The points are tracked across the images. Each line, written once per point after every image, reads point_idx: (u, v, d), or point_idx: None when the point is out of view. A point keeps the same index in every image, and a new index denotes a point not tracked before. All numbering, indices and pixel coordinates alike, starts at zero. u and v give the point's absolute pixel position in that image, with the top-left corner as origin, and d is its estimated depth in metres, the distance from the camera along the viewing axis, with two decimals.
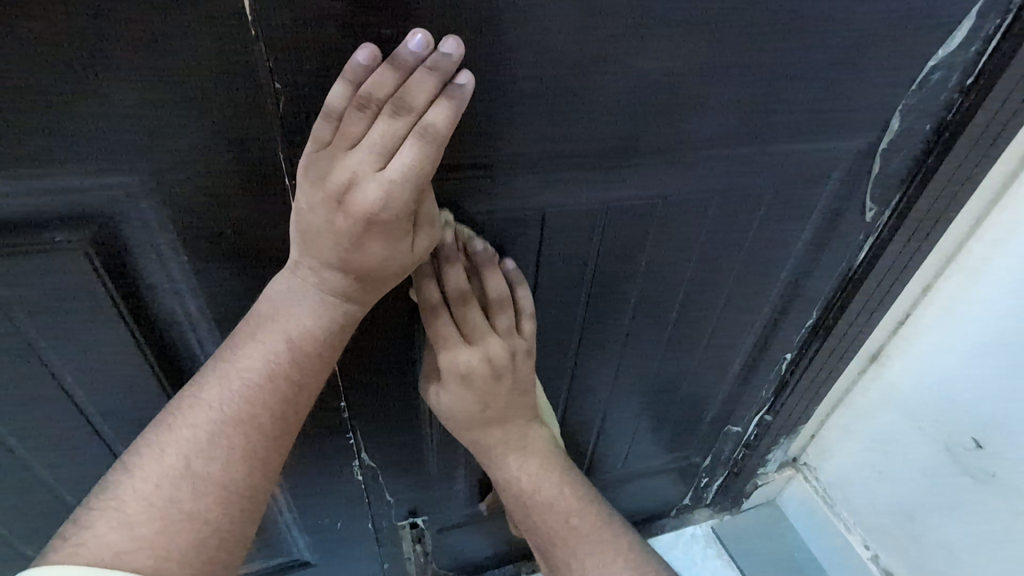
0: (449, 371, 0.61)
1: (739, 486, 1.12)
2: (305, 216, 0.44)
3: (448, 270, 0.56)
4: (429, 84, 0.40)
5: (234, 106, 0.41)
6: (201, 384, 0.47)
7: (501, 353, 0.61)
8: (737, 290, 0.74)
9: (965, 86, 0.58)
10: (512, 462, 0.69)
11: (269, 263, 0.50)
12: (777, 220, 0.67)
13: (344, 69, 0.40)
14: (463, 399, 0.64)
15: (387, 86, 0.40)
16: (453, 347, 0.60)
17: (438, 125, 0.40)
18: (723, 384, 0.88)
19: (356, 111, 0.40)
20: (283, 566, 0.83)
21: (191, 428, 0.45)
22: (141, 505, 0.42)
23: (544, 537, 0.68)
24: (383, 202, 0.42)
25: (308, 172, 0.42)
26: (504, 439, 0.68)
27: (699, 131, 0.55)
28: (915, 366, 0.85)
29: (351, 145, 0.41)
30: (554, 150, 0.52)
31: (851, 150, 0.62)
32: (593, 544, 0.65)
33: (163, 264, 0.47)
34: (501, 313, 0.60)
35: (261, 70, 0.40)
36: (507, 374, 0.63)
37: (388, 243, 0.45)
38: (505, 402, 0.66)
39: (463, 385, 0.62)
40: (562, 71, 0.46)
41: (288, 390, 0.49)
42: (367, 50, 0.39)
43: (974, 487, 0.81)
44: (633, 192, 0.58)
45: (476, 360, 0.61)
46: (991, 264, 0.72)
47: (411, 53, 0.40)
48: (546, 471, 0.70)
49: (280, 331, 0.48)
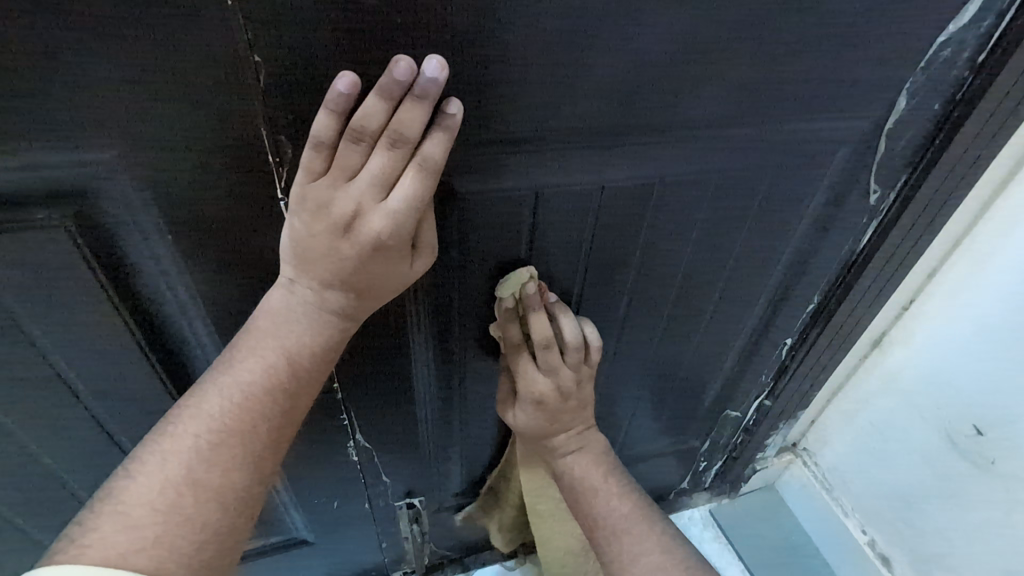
0: (526, 394, 0.70)
1: (737, 471, 1.12)
2: (305, 241, 0.46)
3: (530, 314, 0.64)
4: (421, 114, 0.42)
5: (214, 82, 0.40)
6: (201, 394, 0.48)
7: (567, 380, 0.70)
8: (737, 274, 0.73)
9: (976, 64, 0.57)
10: (568, 458, 0.76)
11: (255, 243, 0.49)
12: (778, 202, 0.66)
13: (326, 97, 0.41)
14: (536, 417, 0.72)
15: (379, 118, 0.42)
16: (531, 375, 0.69)
17: (435, 157, 0.44)
18: (722, 368, 0.88)
19: (352, 145, 0.42)
20: (280, 544, 0.84)
21: (194, 438, 0.47)
22: (145, 509, 0.44)
23: (586, 518, 0.74)
24: (389, 230, 0.46)
25: (307, 202, 0.44)
26: (567, 442, 0.76)
27: (698, 111, 0.53)
28: (918, 353, 0.84)
29: (350, 175, 0.44)
30: (547, 130, 0.50)
31: (856, 130, 0.60)
32: (631, 530, 0.70)
33: (148, 243, 0.46)
34: (573, 351, 0.67)
35: (239, 43, 0.38)
36: (572, 393, 0.72)
37: (390, 265, 0.49)
38: (569, 417, 0.74)
39: (537, 404, 0.71)
40: (554, 46, 0.45)
41: (286, 402, 0.51)
42: (346, 78, 0.39)
43: (975, 474, 0.81)
44: (629, 173, 0.57)
45: (546, 387, 0.69)
46: (998, 249, 0.71)
47: (398, 83, 0.40)
48: (596, 464, 0.76)
49: (282, 349, 0.50)
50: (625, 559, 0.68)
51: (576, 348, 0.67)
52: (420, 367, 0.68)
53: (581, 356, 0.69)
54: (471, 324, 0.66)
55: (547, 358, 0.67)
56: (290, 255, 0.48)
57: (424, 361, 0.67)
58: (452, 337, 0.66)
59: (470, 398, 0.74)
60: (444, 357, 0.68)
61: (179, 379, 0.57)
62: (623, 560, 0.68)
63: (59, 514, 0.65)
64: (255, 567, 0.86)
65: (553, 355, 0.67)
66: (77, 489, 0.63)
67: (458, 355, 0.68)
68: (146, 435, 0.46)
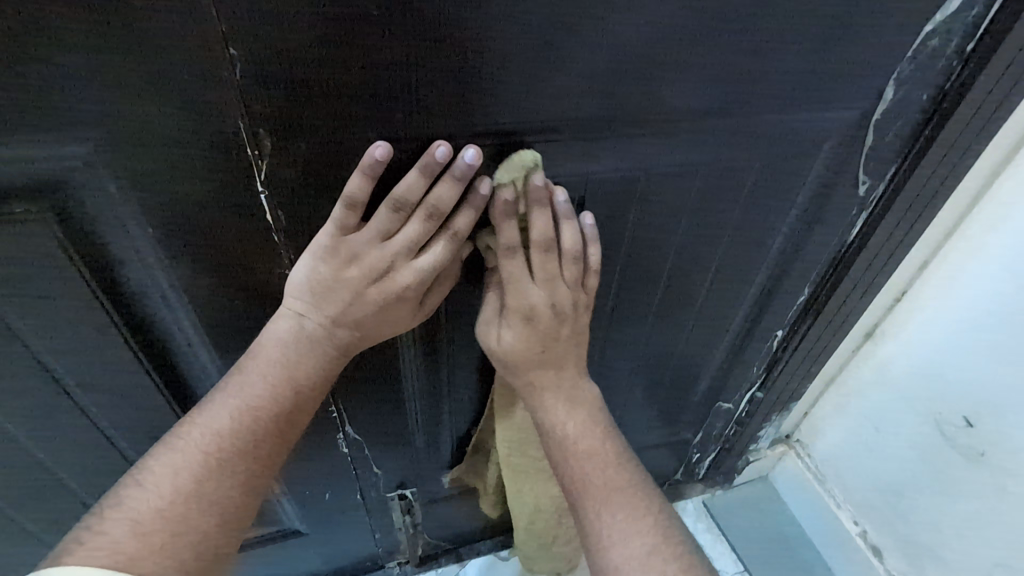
0: (514, 309, 0.60)
1: (731, 462, 1.12)
2: (328, 284, 0.50)
3: (531, 211, 0.54)
4: (456, 193, 0.49)
5: (190, 75, 0.40)
6: (211, 412, 0.49)
7: (564, 301, 0.60)
8: (726, 265, 0.73)
9: (965, 53, 0.56)
10: (556, 406, 0.66)
11: (237, 236, 0.49)
12: (766, 193, 0.65)
13: (361, 163, 0.45)
14: (525, 340, 0.62)
15: (419, 192, 0.48)
16: (523, 289, 0.59)
17: (463, 230, 0.52)
18: (713, 360, 0.88)
19: (393, 213, 0.49)
20: (274, 535, 0.85)
21: (203, 454, 0.48)
22: (152, 517, 0.44)
23: (572, 487, 0.63)
24: (414, 285, 0.52)
25: (339, 253, 0.49)
26: (555, 382, 0.66)
27: (682, 102, 0.53)
28: (909, 345, 0.84)
29: (385, 237, 0.50)
30: (529, 121, 0.50)
31: (844, 121, 0.60)
32: (623, 507, 0.60)
33: (130, 237, 0.47)
34: (573, 265, 0.58)
35: (214, 36, 0.38)
36: (566, 319, 0.62)
37: (402, 312, 0.55)
38: (562, 348, 0.64)
39: (527, 323, 0.61)
40: (534, 38, 0.45)
41: (291, 420, 0.53)
42: (383, 147, 0.45)
43: (964, 466, 0.81)
44: (614, 165, 0.56)
45: (539, 304, 0.60)
46: (991, 239, 0.70)
47: (438, 163, 0.47)
48: (589, 424, 0.66)
49: (292, 375, 0.52)
50: (612, 539, 0.59)
51: (575, 262, 0.58)
52: (407, 358, 0.68)
53: (581, 273, 0.60)
54: (457, 317, 0.66)
55: (542, 268, 0.57)
56: (306, 293, 0.51)
57: (411, 354, 0.67)
58: (439, 328, 0.66)
59: (459, 390, 0.75)
60: (432, 350, 0.68)
61: (167, 373, 0.57)
62: (609, 539, 0.59)
63: (51, 506, 0.66)
64: (250, 559, 0.87)
65: (551, 266, 0.57)
66: (68, 481, 0.64)
67: (445, 347, 0.68)
68: (153, 448, 0.47)
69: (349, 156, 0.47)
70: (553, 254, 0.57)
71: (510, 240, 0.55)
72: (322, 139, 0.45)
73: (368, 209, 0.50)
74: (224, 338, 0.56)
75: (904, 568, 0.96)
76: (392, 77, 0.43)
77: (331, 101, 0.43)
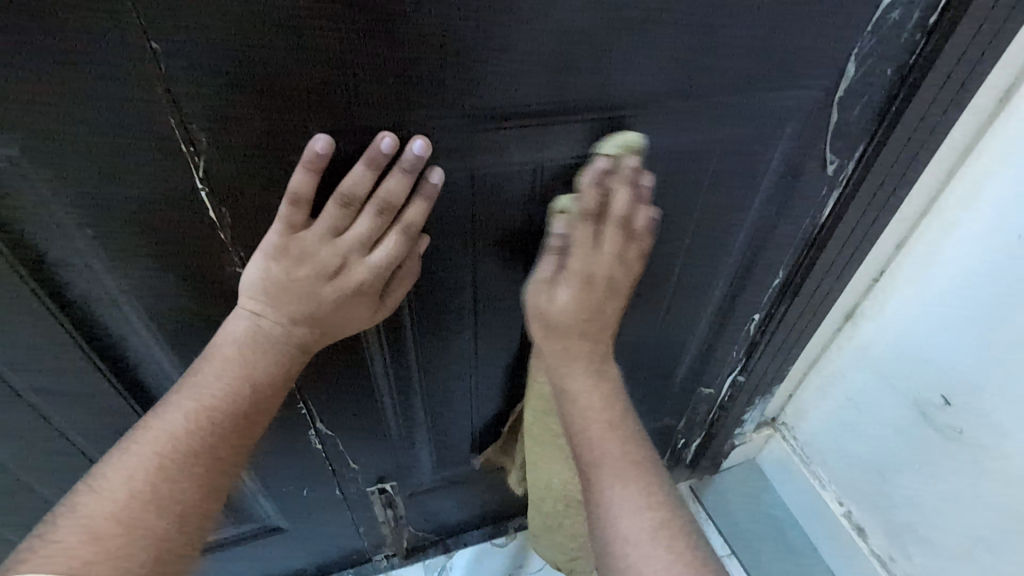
0: (575, 272, 0.59)
1: (717, 447, 1.12)
2: (282, 284, 0.50)
3: (614, 186, 0.57)
4: (404, 184, 0.49)
5: (112, 70, 0.39)
6: (166, 415, 0.49)
7: (619, 276, 0.60)
8: (697, 250, 0.72)
9: (927, 26, 0.55)
10: (585, 375, 0.62)
11: (181, 234, 0.49)
12: (732, 176, 0.64)
13: (303, 157, 0.45)
14: (577, 303, 0.60)
15: (366, 185, 0.48)
16: (588, 254, 0.59)
17: (416, 222, 0.51)
18: (690, 345, 0.87)
19: (342, 209, 0.48)
20: (255, 533, 0.85)
21: (158, 457, 0.47)
22: (108, 523, 0.44)
23: (587, 456, 0.60)
24: (369, 279, 0.51)
25: (290, 252, 0.49)
26: (589, 354, 0.62)
27: (636, 85, 0.52)
28: (887, 325, 0.83)
29: (336, 234, 0.49)
30: (478, 111, 0.49)
31: (806, 99, 0.59)
32: (636, 480, 0.58)
33: (70, 239, 0.46)
34: (636, 244, 0.60)
35: (133, 29, 0.37)
36: (614, 296, 0.61)
37: (360, 308, 0.54)
38: (608, 321, 0.62)
39: (584, 286, 0.60)
40: (474, 25, 0.44)
41: (250, 422, 0.52)
42: (322, 140, 0.45)
43: (943, 444, 0.81)
44: (571, 151, 0.55)
45: (599, 271, 0.59)
46: (964, 215, 0.69)
47: (384, 156, 0.47)
48: (613, 399, 0.62)
49: (249, 374, 0.51)
50: (622, 509, 0.57)
51: (637, 243, 0.60)
52: (378, 355, 0.67)
53: (639, 253, 0.61)
54: (421, 310, 0.65)
55: (610, 242, 0.59)
56: (259, 294, 0.50)
57: (379, 349, 0.67)
58: (405, 323, 0.66)
59: (431, 383, 0.74)
60: (398, 344, 0.67)
61: (124, 375, 0.57)
62: (616, 511, 0.57)
63: (22, 509, 0.66)
64: (234, 556, 0.88)
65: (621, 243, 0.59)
66: (36, 486, 0.64)
67: (414, 341, 0.68)
68: (108, 452, 0.47)
69: (289, 149, 0.46)
70: (622, 230, 0.59)
71: (590, 206, 0.57)
72: (260, 134, 0.44)
73: (317, 208, 0.50)
74: (181, 337, 0.56)
75: (887, 546, 0.96)
76: (328, 69, 0.42)
77: (265, 95, 0.42)
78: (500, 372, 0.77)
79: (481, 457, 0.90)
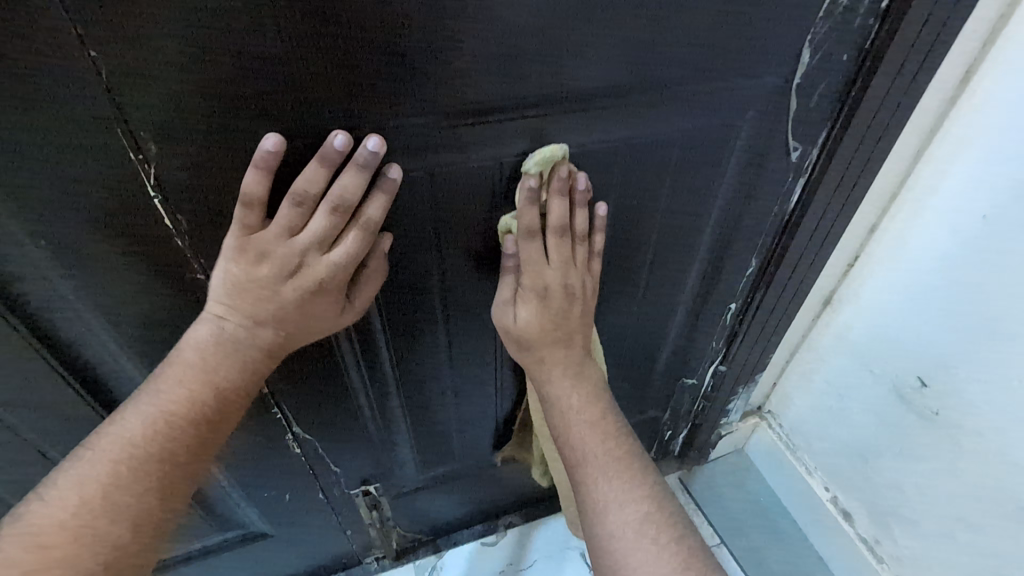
0: (530, 289, 0.60)
1: (704, 438, 1.12)
2: (242, 284, 0.50)
3: (550, 198, 0.57)
4: (360, 181, 0.48)
5: (53, 81, 0.39)
6: (125, 421, 0.49)
7: (576, 284, 0.61)
8: (666, 241, 0.72)
9: (880, 11, 0.55)
10: (563, 379, 0.64)
11: (137, 241, 0.49)
12: (695, 166, 0.65)
13: (254, 157, 0.45)
14: (539, 320, 0.62)
15: (320, 183, 0.47)
16: (539, 267, 0.59)
17: (376, 218, 0.50)
18: (669, 335, 0.87)
19: (296, 209, 0.48)
20: (240, 539, 0.85)
21: (113, 462, 0.47)
22: (55, 531, 0.44)
23: (571, 452, 0.62)
24: (330, 276, 0.51)
25: (248, 251, 0.49)
26: (565, 361, 0.64)
27: (588, 79, 0.52)
28: (864, 310, 0.84)
29: (292, 233, 0.49)
30: (432, 110, 0.49)
31: (763, 87, 0.59)
32: (619, 474, 0.60)
33: (24, 252, 0.46)
34: (581, 245, 0.61)
35: (71, 40, 0.37)
36: (577, 303, 0.63)
37: (325, 307, 0.54)
38: (575, 327, 0.64)
39: (541, 302, 0.61)
40: (419, 20, 0.44)
41: (209, 429, 0.52)
42: (272, 139, 0.44)
43: (920, 426, 0.81)
44: (530, 146, 0.55)
45: (554, 284, 0.60)
46: (931, 197, 0.70)
47: (336, 153, 0.46)
48: (593, 398, 0.64)
49: (211, 379, 0.51)
50: (607, 504, 0.58)
51: (584, 245, 0.61)
52: (351, 355, 0.67)
53: (585, 254, 0.62)
54: (392, 309, 0.65)
55: (556, 252, 0.59)
56: (223, 295, 0.51)
57: (350, 350, 0.67)
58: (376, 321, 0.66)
59: (407, 382, 0.74)
60: (370, 344, 0.67)
61: (92, 385, 0.57)
62: (604, 503, 0.58)
63: None
64: (220, 564, 0.88)
65: (566, 250, 0.59)
66: (11, 499, 0.64)
67: (386, 339, 0.68)
68: (65, 459, 0.47)
69: (241, 153, 0.46)
70: (567, 237, 0.59)
71: (530, 222, 0.57)
72: (209, 138, 0.45)
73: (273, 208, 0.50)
74: (147, 345, 0.56)
75: (872, 529, 0.96)
76: (273, 71, 0.43)
77: (210, 100, 0.43)
78: (476, 370, 0.77)
79: (501, 454, 0.93)
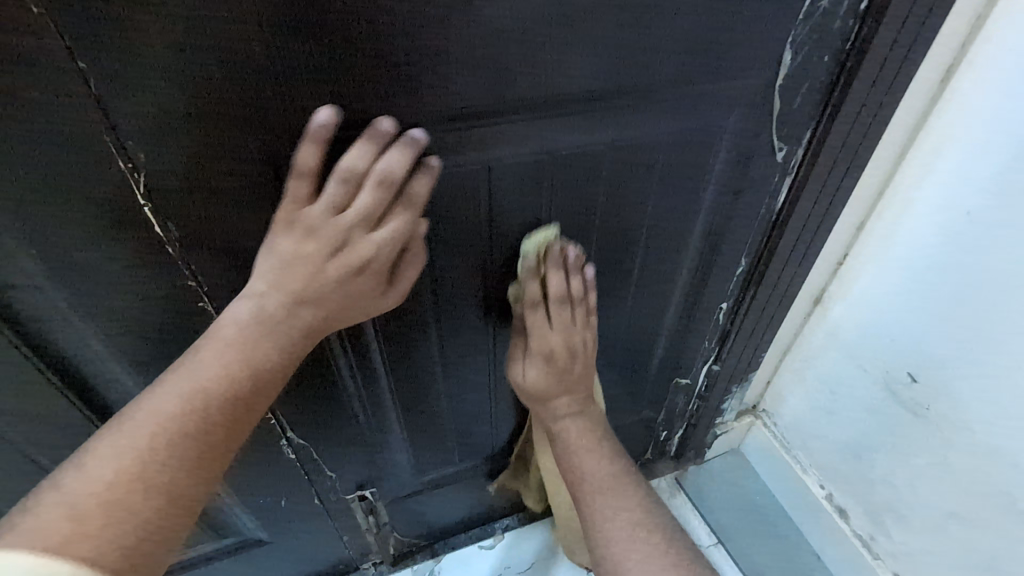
0: (537, 352, 0.71)
1: (699, 437, 1.12)
2: (290, 259, 0.50)
3: (548, 272, 0.67)
4: (406, 158, 0.49)
5: (41, 91, 0.39)
6: (161, 393, 0.49)
7: (576, 342, 0.71)
8: (656, 241, 0.73)
9: (860, 13, 0.56)
10: (566, 418, 0.75)
11: (126, 249, 0.49)
12: (682, 167, 0.65)
13: (309, 130, 0.46)
14: (546, 378, 0.73)
15: (368, 160, 0.48)
16: (543, 332, 0.70)
17: (419, 197, 0.52)
18: (661, 335, 0.88)
19: (344, 183, 0.48)
20: (235, 546, 0.85)
21: (150, 435, 0.47)
22: (89, 503, 0.44)
23: (573, 474, 0.74)
24: (374, 254, 0.52)
25: (298, 226, 0.50)
26: (570, 405, 0.75)
27: (573, 83, 0.53)
28: (854, 307, 0.85)
29: (340, 209, 0.49)
30: (419, 115, 0.50)
31: (747, 88, 0.60)
32: (615, 493, 0.71)
33: (14, 260, 0.46)
34: (580, 307, 0.70)
35: (59, 51, 0.38)
36: (577, 357, 0.73)
37: (366, 288, 0.54)
38: (578, 377, 0.74)
39: (547, 363, 0.72)
40: (405, 28, 0.44)
41: (243, 405, 0.51)
42: (327, 111, 0.46)
43: (911, 421, 0.82)
44: (518, 148, 0.56)
45: (557, 346, 0.70)
46: (916, 194, 0.71)
47: (385, 133, 0.48)
48: (591, 430, 0.76)
49: (247, 355, 0.51)
50: (606, 518, 0.70)
51: (581, 305, 0.70)
52: (343, 360, 0.68)
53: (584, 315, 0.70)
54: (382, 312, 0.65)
55: (558, 319, 0.69)
56: (268, 273, 0.51)
57: (343, 354, 0.67)
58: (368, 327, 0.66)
59: (400, 386, 0.74)
60: (362, 349, 0.68)
61: (84, 393, 0.57)
62: (602, 517, 0.70)
63: None
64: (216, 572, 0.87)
65: (566, 316, 0.69)
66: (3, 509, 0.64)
67: (378, 344, 0.68)
68: (102, 429, 0.47)
69: (229, 161, 0.47)
70: (566, 304, 0.69)
71: (534, 294, 0.68)
72: (198, 146, 0.45)
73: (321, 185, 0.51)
74: (138, 351, 0.56)
75: (868, 526, 0.96)
76: (260, 80, 0.43)
77: (198, 108, 0.43)
78: (469, 373, 0.78)
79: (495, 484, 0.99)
